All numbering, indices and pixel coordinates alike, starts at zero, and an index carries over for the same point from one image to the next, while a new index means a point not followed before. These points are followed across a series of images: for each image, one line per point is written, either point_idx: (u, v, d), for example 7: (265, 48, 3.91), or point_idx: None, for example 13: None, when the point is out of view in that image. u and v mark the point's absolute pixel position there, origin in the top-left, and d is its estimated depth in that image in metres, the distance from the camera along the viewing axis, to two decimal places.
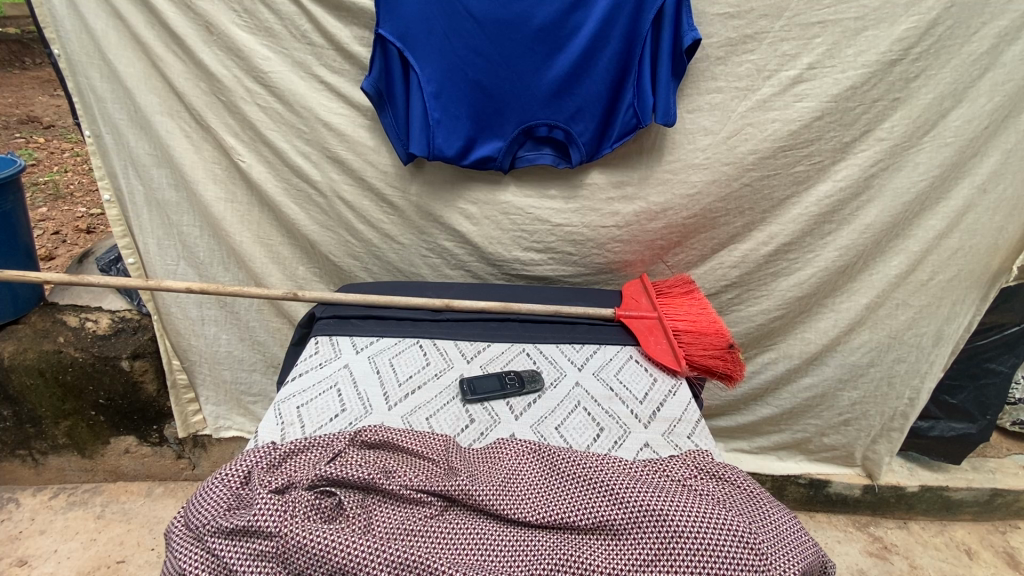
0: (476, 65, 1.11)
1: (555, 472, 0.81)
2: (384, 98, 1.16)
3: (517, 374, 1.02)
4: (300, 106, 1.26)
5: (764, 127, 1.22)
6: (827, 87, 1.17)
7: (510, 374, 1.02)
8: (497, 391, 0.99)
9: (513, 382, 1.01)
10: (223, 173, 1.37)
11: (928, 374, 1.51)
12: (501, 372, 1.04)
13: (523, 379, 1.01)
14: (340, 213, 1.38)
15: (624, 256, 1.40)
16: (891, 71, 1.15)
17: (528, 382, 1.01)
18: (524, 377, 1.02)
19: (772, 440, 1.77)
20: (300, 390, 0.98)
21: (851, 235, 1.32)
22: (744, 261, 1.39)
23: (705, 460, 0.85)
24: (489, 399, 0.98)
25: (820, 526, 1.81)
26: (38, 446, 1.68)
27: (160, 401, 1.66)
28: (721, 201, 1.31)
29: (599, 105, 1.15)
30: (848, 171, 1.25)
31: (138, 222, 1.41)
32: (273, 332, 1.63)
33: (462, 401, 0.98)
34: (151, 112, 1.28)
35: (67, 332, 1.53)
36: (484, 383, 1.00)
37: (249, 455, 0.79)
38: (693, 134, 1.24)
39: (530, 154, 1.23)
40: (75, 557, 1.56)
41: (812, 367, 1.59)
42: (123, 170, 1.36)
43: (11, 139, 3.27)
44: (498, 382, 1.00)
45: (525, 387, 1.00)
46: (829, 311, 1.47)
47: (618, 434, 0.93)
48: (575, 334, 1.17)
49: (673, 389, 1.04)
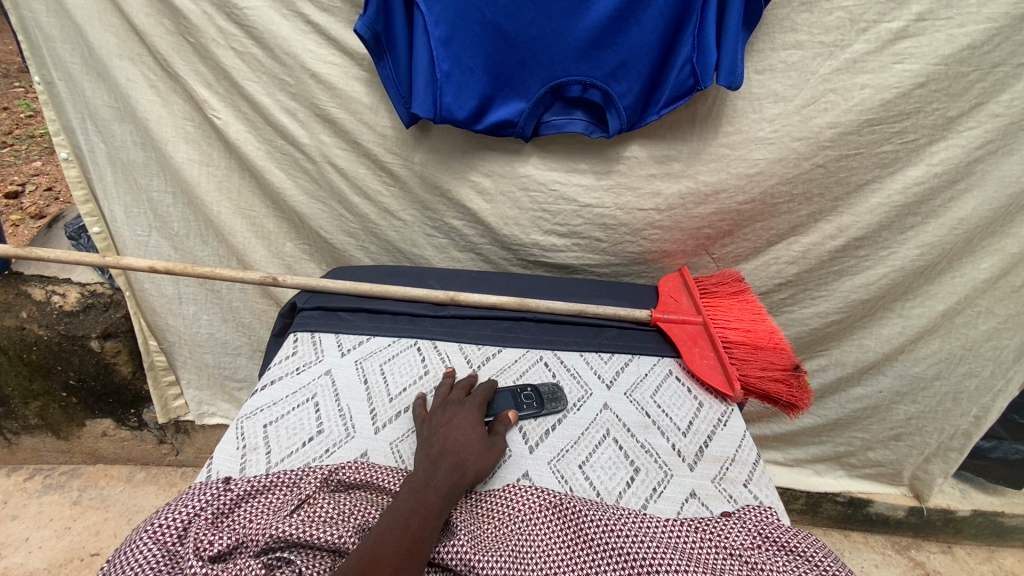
0: (496, 3, 0.88)
1: (581, 540, 0.63)
2: (382, 44, 0.93)
3: (534, 391, 0.84)
4: (283, 51, 1.05)
5: (849, 94, 0.98)
6: (936, 45, 0.93)
7: (525, 391, 0.84)
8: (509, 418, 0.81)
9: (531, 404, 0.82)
10: (196, 131, 1.17)
11: (1001, 392, 1.26)
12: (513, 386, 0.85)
13: (542, 400, 0.83)
14: (332, 182, 1.18)
15: (662, 245, 1.19)
16: (1022, 27, 0.90)
17: (548, 403, 0.83)
18: (544, 398, 0.84)
19: (810, 452, 1.55)
20: (269, 403, 0.81)
21: (938, 231, 1.09)
22: (804, 256, 1.17)
23: (770, 526, 0.67)
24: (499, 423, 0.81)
25: (855, 547, 1.65)
26: (10, 425, 1.56)
27: (136, 385, 1.51)
28: (785, 184, 1.08)
29: (648, 58, 0.92)
30: (947, 153, 1.01)
31: (102, 186, 1.22)
32: (259, 315, 1.46)
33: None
34: (107, 55, 1.08)
35: (30, 306, 1.35)
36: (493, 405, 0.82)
37: (189, 498, 0.62)
38: (759, 101, 1.01)
39: (558, 118, 1.01)
40: (46, 547, 1.45)
41: (866, 377, 1.35)
42: (81, 125, 1.16)
43: (10, 87, 3.07)
44: (511, 403, 0.82)
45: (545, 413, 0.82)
46: (895, 316, 1.23)
47: (658, 479, 0.74)
48: (602, 341, 0.98)
49: (723, 418, 0.85)
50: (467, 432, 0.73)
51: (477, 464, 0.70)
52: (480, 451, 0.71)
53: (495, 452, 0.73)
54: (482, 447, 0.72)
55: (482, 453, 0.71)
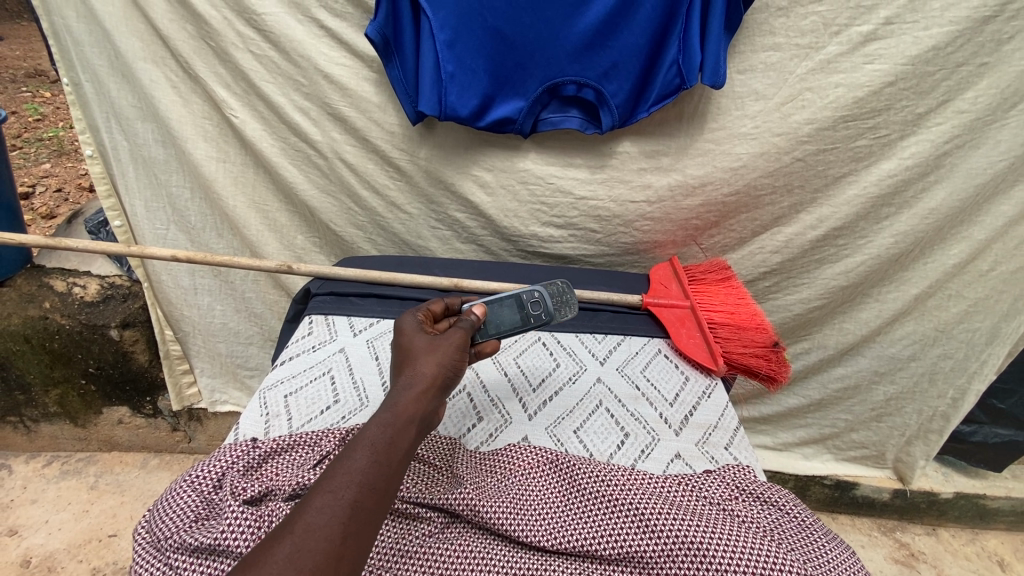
0: (497, 10, 0.96)
1: (576, 489, 0.69)
2: (391, 47, 1.01)
3: (538, 300, 0.87)
4: (297, 54, 1.12)
5: (825, 92, 1.06)
6: (903, 47, 1.00)
7: (531, 298, 0.87)
8: (518, 328, 0.84)
9: (537, 312, 0.86)
10: (214, 130, 1.24)
11: (977, 373, 1.34)
12: (516, 293, 0.86)
13: (548, 306, 0.87)
14: (342, 177, 1.25)
15: (653, 236, 1.27)
16: (982, 30, 0.98)
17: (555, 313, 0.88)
18: (549, 305, 0.88)
19: (797, 436, 1.61)
20: (289, 376, 0.88)
21: (911, 220, 1.16)
22: (787, 246, 1.24)
23: (746, 478, 0.74)
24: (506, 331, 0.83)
25: (842, 529, 1.71)
26: (29, 413, 1.62)
27: (152, 372, 1.58)
28: (768, 177, 1.15)
29: (639, 60, 0.99)
30: (917, 148, 1.09)
31: (124, 182, 1.29)
32: (271, 305, 1.53)
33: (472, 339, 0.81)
34: (132, 58, 1.15)
35: (53, 297, 1.44)
36: (499, 313, 0.84)
37: (222, 454, 0.69)
38: (742, 99, 1.09)
39: (555, 116, 1.08)
40: (66, 529, 1.52)
41: (847, 359, 1.42)
42: (105, 124, 1.24)
43: (17, 92, 3.13)
44: (519, 314, 0.85)
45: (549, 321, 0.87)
46: (873, 301, 1.30)
47: (646, 443, 0.81)
48: (597, 323, 1.05)
49: (708, 391, 0.92)
50: (414, 347, 0.68)
51: (429, 375, 0.64)
52: (429, 358, 0.66)
53: (450, 353, 0.68)
54: (431, 354, 0.67)
55: (429, 362, 0.65)
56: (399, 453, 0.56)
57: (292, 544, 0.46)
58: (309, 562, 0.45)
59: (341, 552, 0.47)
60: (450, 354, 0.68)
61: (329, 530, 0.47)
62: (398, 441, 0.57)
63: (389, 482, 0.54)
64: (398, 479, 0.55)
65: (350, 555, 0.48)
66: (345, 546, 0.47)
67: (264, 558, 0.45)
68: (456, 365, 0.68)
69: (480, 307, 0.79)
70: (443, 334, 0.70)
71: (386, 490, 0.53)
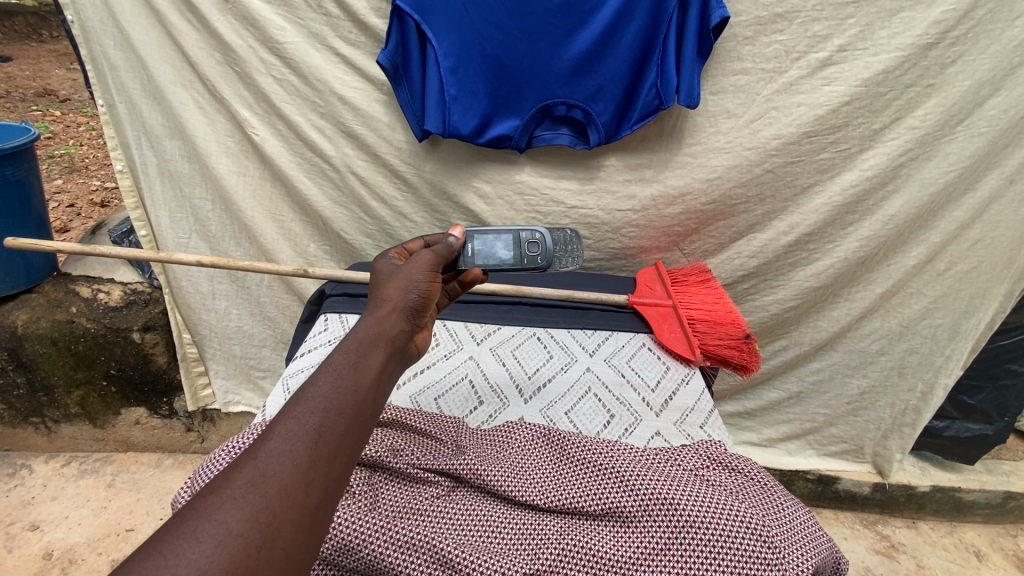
0: (496, 40, 1.08)
1: (565, 457, 0.79)
2: (400, 72, 1.13)
3: (537, 243, 0.97)
4: (315, 78, 1.24)
5: (789, 111, 1.18)
6: (857, 70, 1.13)
7: (530, 241, 0.97)
8: (512, 264, 0.95)
9: (533, 254, 0.97)
10: (236, 146, 1.36)
11: (942, 368, 1.44)
12: (517, 231, 0.97)
13: (544, 252, 0.97)
14: (354, 189, 1.37)
15: (639, 241, 1.37)
16: (926, 55, 1.10)
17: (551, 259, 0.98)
18: (547, 250, 0.97)
19: (780, 431, 1.70)
20: (309, 365, 0.98)
21: (873, 226, 1.27)
22: (763, 250, 1.35)
23: (718, 451, 0.83)
24: (499, 263, 0.93)
25: (825, 521, 1.77)
26: (51, 414, 1.70)
27: (170, 374, 1.67)
28: (741, 187, 1.27)
29: (622, 83, 1.11)
30: (875, 160, 1.20)
31: (150, 195, 1.40)
32: (283, 310, 1.63)
33: (455, 265, 0.88)
34: (163, 82, 1.27)
35: (79, 302, 1.54)
36: (495, 246, 0.94)
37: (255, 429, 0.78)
38: (715, 117, 1.20)
39: (547, 133, 1.19)
40: (85, 523, 1.58)
41: (821, 354, 1.52)
42: (136, 141, 1.35)
43: (28, 111, 3.23)
44: (515, 253, 0.95)
45: (545, 263, 0.97)
46: (843, 301, 1.41)
47: (629, 422, 0.91)
48: (587, 320, 1.15)
49: (686, 378, 1.02)
50: (382, 277, 0.69)
51: (391, 300, 0.64)
52: (393, 283, 0.66)
53: (413, 276, 0.67)
54: (393, 280, 0.67)
55: (391, 288, 0.65)
56: (367, 377, 0.55)
57: (256, 469, 0.46)
58: (275, 485, 0.45)
59: (310, 477, 0.47)
60: (415, 276, 0.67)
61: (294, 455, 0.47)
62: (365, 365, 0.56)
63: (359, 407, 0.53)
64: (369, 403, 0.54)
65: (320, 479, 0.47)
66: (313, 470, 0.47)
67: (228, 483, 0.45)
68: (424, 284, 0.67)
69: (459, 231, 0.82)
70: (409, 261, 0.70)
71: (355, 415, 0.52)
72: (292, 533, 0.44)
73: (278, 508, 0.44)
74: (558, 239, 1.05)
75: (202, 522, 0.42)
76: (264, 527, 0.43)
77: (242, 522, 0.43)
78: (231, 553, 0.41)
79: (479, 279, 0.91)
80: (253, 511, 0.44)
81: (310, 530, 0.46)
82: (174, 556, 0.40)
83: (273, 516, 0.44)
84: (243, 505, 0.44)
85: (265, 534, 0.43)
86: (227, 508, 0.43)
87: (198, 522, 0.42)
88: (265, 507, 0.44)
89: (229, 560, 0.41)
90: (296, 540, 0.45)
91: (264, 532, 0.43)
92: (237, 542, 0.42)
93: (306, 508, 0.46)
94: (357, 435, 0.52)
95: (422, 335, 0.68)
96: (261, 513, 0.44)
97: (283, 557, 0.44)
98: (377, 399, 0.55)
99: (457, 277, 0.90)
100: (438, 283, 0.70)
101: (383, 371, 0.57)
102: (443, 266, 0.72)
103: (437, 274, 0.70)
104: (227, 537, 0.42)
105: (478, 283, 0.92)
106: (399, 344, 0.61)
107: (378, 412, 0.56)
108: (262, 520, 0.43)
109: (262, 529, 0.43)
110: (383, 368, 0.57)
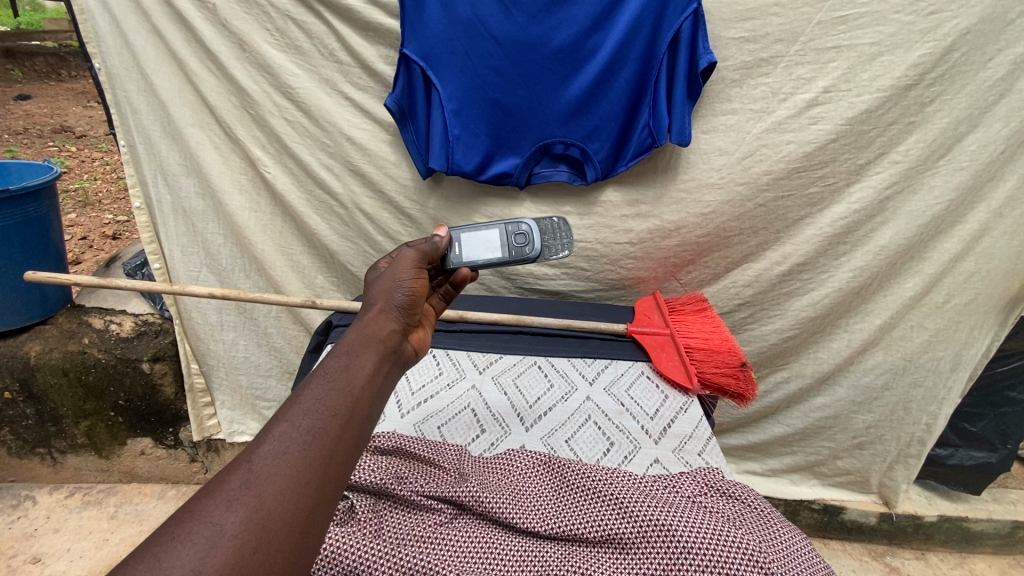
0: (497, 85, 1.14)
1: (565, 486, 0.80)
2: (406, 115, 1.20)
3: (523, 235, 1.03)
4: (325, 121, 1.31)
5: (778, 148, 1.24)
6: (841, 110, 1.19)
7: (517, 233, 1.03)
8: (503, 260, 1.00)
9: (522, 245, 1.02)
10: (248, 183, 1.42)
11: (945, 399, 1.46)
12: (504, 224, 1.03)
13: (532, 241, 1.02)
14: (361, 224, 1.42)
15: (636, 272, 1.42)
16: (906, 95, 1.16)
17: (551, 244, 1.06)
18: (534, 237, 1.03)
19: (784, 462, 1.70)
20: None
21: (864, 257, 1.31)
22: (757, 280, 1.39)
23: (716, 477, 0.85)
24: (489, 257, 0.98)
25: (833, 554, 1.74)
26: (58, 445, 1.71)
27: (177, 404, 1.70)
28: (735, 220, 1.32)
29: (616, 124, 1.17)
30: (862, 194, 1.25)
31: (164, 229, 1.45)
32: (290, 340, 1.67)
33: (444, 265, 0.94)
34: (183, 124, 1.34)
35: (92, 333, 1.58)
36: (484, 239, 1.00)
37: None
38: (707, 154, 1.27)
39: (546, 170, 1.25)
40: (86, 557, 1.55)
41: (823, 386, 1.54)
42: (153, 180, 1.40)
43: (46, 147, 3.33)
44: (505, 246, 1.01)
45: (533, 251, 1.02)
46: (841, 331, 1.43)
47: (629, 450, 0.94)
48: (586, 349, 1.18)
49: (684, 406, 1.05)
50: (372, 283, 0.72)
51: (381, 302, 0.67)
52: (380, 286, 0.70)
53: (400, 276, 0.70)
54: (382, 283, 0.70)
55: (381, 289, 0.69)
56: (360, 377, 0.56)
57: (249, 471, 0.45)
58: (269, 487, 0.45)
59: (304, 479, 0.47)
60: (400, 276, 0.71)
61: (288, 457, 0.47)
62: (357, 365, 0.57)
63: (353, 407, 0.53)
64: (363, 403, 0.54)
65: (316, 480, 0.47)
66: (308, 472, 0.47)
67: (220, 486, 0.44)
68: (410, 282, 0.70)
69: (443, 231, 0.91)
70: (396, 263, 0.73)
71: (349, 416, 0.52)
72: (286, 534, 0.44)
73: (274, 509, 0.44)
74: (546, 226, 1.07)
75: (194, 526, 0.42)
76: (259, 529, 0.43)
77: (237, 524, 0.42)
78: (224, 556, 0.41)
79: (470, 277, 0.94)
80: (247, 513, 0.43)
81: (306, 532, 0.45)
82: (168, 558, 0.40)
83: (268, 518, 0.44)
84: (237, 508, 0.43)
85: (260, 537, 0.43)
86: (221, 511, 0.43)
87: (190, 526, 0.42)
88: (259, 509, 0.44)
89: (223, 561, 0.40)
90: (291, 541, 0.44)
91: (258, 534, 0.43)
92: (232, 544, 0.42)
93: (301, 512, 0.45)
94: (353, 440, 0.52)
95: (416, 333, 0.70)
96: (254, 515, 0.43)
97: (281, 558, 0.43)
98: (372, 404, 0.55)
99: (449, 278, 0.95)
100: (425, 279, 0.73)
101: (377, 369, 0.58)
102: (427, 265, 0.76)
103: (423, 272, 0.74)
104: (221, 539, 0.41)
105: (469, 281, 0.95)
106: (391, 341, 0.63)
107: (373, 414, 0.56)
108: (257, 521, 0.43)
109: (257, 532, 0.43)
110: (377, 368, 0.58)
